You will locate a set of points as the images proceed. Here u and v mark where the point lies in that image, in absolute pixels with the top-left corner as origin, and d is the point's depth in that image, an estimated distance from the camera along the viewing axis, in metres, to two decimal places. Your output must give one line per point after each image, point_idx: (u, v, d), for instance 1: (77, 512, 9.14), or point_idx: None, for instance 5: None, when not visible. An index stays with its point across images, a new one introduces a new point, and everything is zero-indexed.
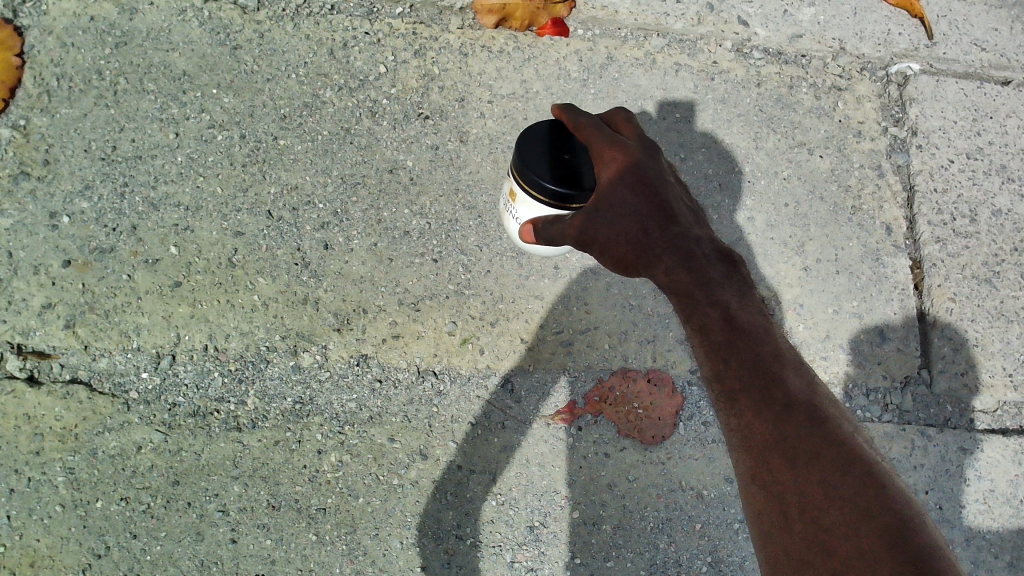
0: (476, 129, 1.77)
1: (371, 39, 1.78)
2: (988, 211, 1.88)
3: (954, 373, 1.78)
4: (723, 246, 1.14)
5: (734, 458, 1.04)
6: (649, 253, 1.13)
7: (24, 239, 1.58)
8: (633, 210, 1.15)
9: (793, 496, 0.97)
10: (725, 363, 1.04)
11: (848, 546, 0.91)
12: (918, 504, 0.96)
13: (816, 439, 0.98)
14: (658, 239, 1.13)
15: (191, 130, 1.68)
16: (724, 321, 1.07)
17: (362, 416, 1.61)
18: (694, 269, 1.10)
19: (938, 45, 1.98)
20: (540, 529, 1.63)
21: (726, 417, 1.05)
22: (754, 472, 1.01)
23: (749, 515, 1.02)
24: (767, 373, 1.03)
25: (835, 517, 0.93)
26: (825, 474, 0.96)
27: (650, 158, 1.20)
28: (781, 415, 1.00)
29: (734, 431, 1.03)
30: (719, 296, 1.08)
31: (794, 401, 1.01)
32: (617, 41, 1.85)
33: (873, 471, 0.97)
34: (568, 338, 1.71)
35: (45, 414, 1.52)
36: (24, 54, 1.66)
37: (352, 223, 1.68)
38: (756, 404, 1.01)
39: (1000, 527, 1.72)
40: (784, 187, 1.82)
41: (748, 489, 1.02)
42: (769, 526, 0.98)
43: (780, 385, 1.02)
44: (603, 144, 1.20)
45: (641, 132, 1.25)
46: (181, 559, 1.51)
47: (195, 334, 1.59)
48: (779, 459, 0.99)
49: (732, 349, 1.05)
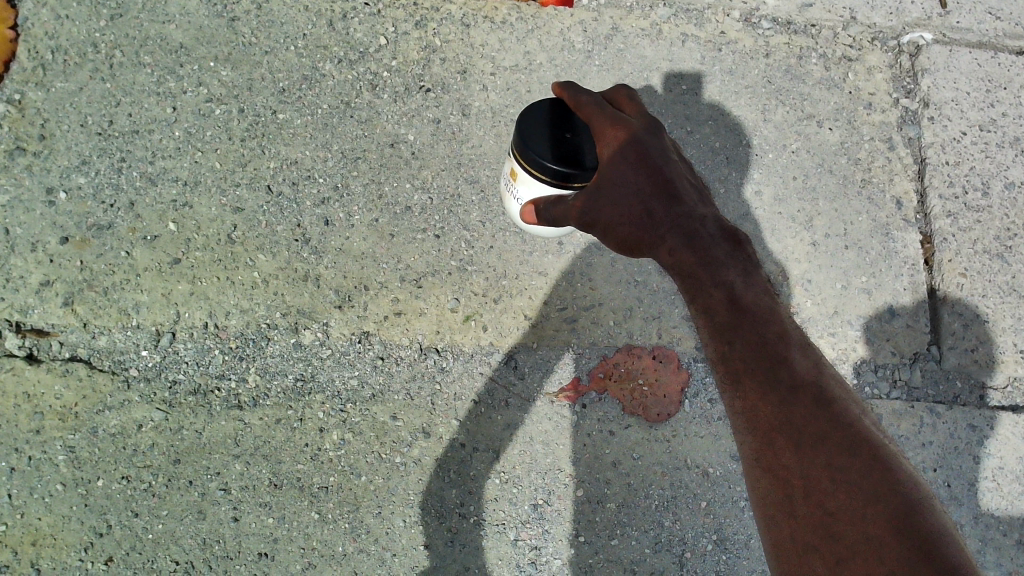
0: (478, 102, 1.73)
1: (372, 10, 1.74)
2: (1001, 184, 1.85)
3: (964, 350, 1.75)
4: (728, 224, 1.10)
5: (737, 441, 1.02)
6: (652, 233, 1.10)
7: (21, 215, 1.56)
8: (636, 189, 1.12)
9: (797, 479, 0.95)
10: (729, 345, 1.02)
11: (854, 532, 0.89)
12: (925, 488, 0.94)
13: (822, 422, 0.96)
14: (663, 219, 1.10)
15: (189, 103, 1.65)
16: (728, 302, 1.03)
17: (365, 394, 1.59)
18: (698, 249, 1.06)
19: (952, 14, 1.93)
20: (543, 506, 1.61)
21: (730, 399, 1.02)
22: (759, 456, 0.98)
23: (753, 498, 1.00)
24: (773, 354, 1.00)
25: (840, 502, 0.91)
26: (832, 458, 0.94)
27: (653, 134, 1.17)
28: (787, 398, 0.98)
29: (738, 413, 1.01)
30: (723, 276, 1.04)
31: (799, 382, 0.99)
32: (622, 11, 1.81)
33: (880, 454, 0.94)
34: (572, 315, 1.68)
35: (45, 393, 1.50)
36: (19, 27, 1.63)
37: (353, 198, 1.66)
38: (761, 386, 0.99)
39: (1009, 505, 1.70)
40: (792, 161, 1.79)
41: (752, 473, 1.00)
42: (775, 510, 0.96)
43: (787, 367, 0.99)
44: (606, 122, 1.17)
45: (644, 108, 1.22)
46: (184, 537, 1.50)
47: (195, 311, 1.57)
48: (784, 443, 0.96)
49: (737, 331, 1.01)
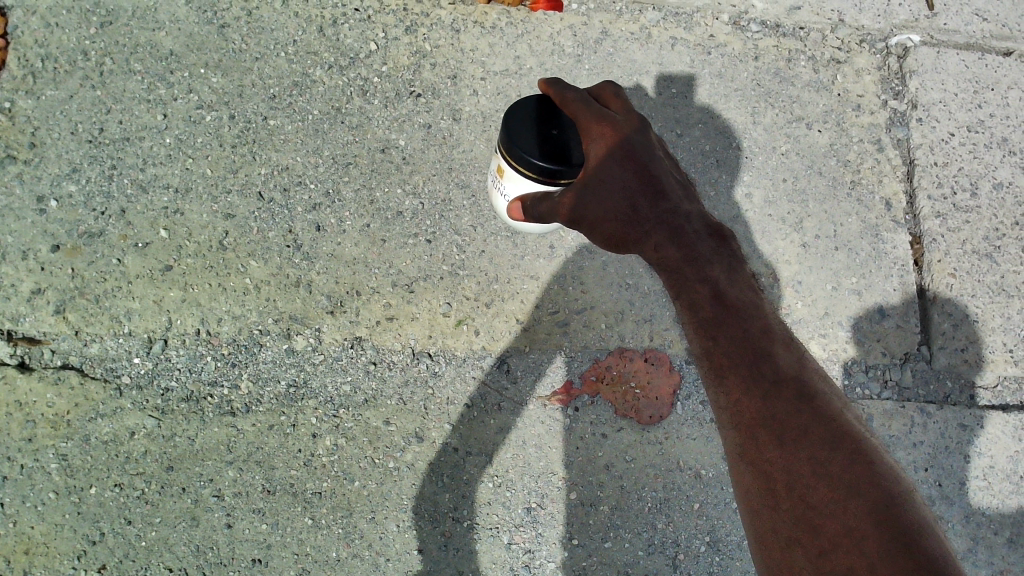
0: (469, 107, 1.74)
1: (362, 16, 1.75)
2: (989, 185, 1.86)
3: (954, 349, 1.76)
4: (713, 220, 1.11)
5: (722, 435, 1.03)
6: (638, 229, 1.10)
7: (11, 223, 1.55)
8: (621, 185, 1.12)
9: (779, 473, 0.96)
10: (713, 340, 1.02)
11: (835, 525, 0.90)
12: (907, 480, 0.95)
13: (805, 416, 0.97)
14: (648, 215, 1.11)
15: (179, 110, 1.65)
16: (713, 298, 1.04)
17: (358, 399, 1.59)
18: (683, 246, 1.07)
19: (940, 16, 1.94)
20: (537, 510, 1.62)
21: (714, 394, 1.03)
22: (743, 450, 0.99)
23: (738, 492, 1.02)
24: (756, 349, 1.01)
25: (822, 495, 0.92)
26: (814, 452, 0.94)
27: (639, 131, 1.17)
28: (770, 393, 0.98)
29: (723, 408, 1.02)
30: (708, 272, 1.05)
31: (782, 377, 0.99)
32: (611, 15, 1.82)
33: (862, 447, 0.95)
34: (564, 318, 1.69)
35: (37, 401, 1.50)
36: (8, 35, 1.63)
37: (344, 203, 1.66)
38: (744, 381, 0.99)
39: (1000, 504, 1.71)
40: (782, 163, 1.80)
41: (737, 467, 1.01)
42: (758, 503, 0.98)
43: (770, 363, 1.00)
44: (591, 119, 1.16)
45: (629, 105, 1.22)
46: (177, 544, 1.50)
47: (187, 318, 1.57)
48: (767, 437, 0.97)
49: (720, 326, 1.02)
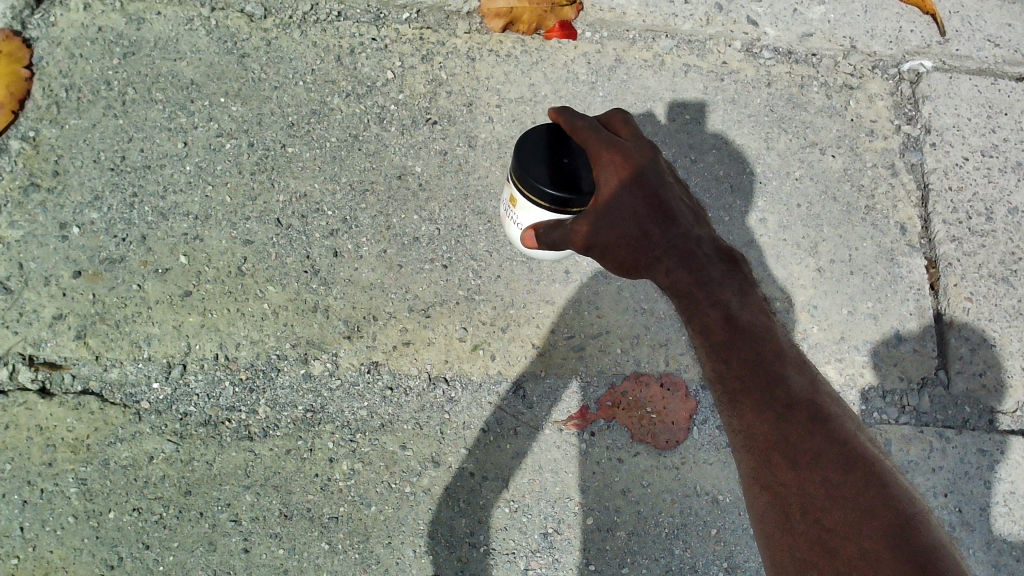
0: (484, 134, 1.76)
1: (379, 45, 1.78)
2: (1004, 209, 1.86)
3: (972, 374, 1.75)
4: (723, 244, 1.13)
5: (735, 458, 1.02)
6: (649, 254, 1.12)
7: (34, 249, 1.58)
8: (632, 212, 1.14)
9: (794, 496, 0.95)
10: (726, 364, 1.02)
11: (850, 547, 0.89)
12: (919, 502, 0.95)
13: (818, 440, 0.96)
14: (658, 241, 1.12)
15: (200, 138, 1.68)
16: (725, 322, 1.04)
17: (374, 424, 1.60)
18: (694, 270, 1.08)
19: (951, 42, 1.96)
20: (553, 535, 1.61)
21: (727, 418, 1.03)
22: (757, 473, 0.99)
23: (751, 515, 1.00)
24: (768, 373, 1.01)
25: (836, 518, 0.92)
26: (828, 475, 0.94)
27: (648, 158, 1.19)
28: (783, 416, 0.98)
29: (736, 432, 1.01)
30: (719, 296, 1.05)
31: (795, 401, 0.99)
32: (624, 43, 1.84)
33: (875, 469, 0.95)
34: (579, 343, 1.69)
35: (58, 425, 1.52)
36: (34, 65, 1.66)
37: (361, 230, 1.68)
38: (757, 405, 0.99)
39: (1021, 530, 1.69)
40: (796, 188, 1.81)
41: (751, 491, 1.00)
42: (772, 527, 0.96)
43: (783, 387, 1.00)
44: (601, 146, 1.19)
45: (638, 131, 1.24)
46: (194, 568, 1.50)
47: (205, 343, 1.58)
48: (780, 461, 0.97)
49: (733, 349, 1.02)
